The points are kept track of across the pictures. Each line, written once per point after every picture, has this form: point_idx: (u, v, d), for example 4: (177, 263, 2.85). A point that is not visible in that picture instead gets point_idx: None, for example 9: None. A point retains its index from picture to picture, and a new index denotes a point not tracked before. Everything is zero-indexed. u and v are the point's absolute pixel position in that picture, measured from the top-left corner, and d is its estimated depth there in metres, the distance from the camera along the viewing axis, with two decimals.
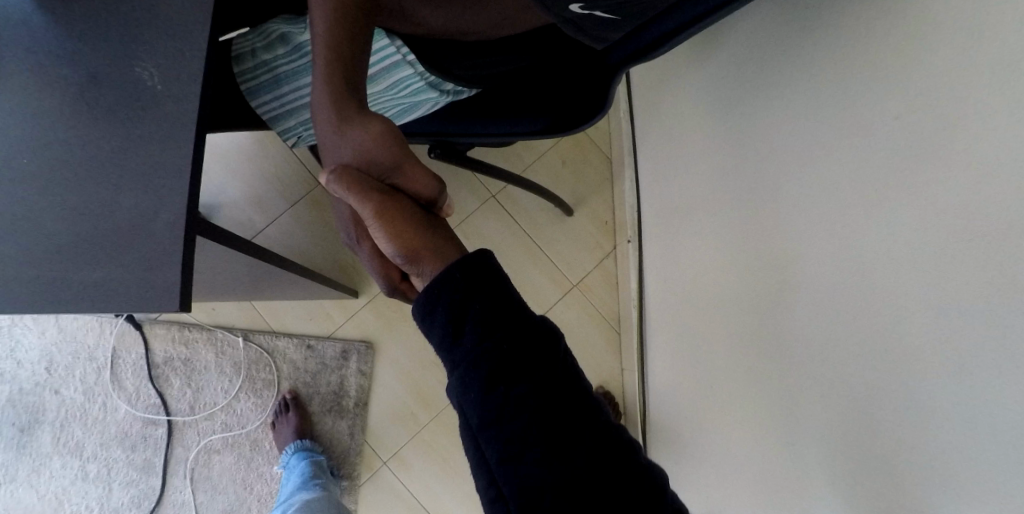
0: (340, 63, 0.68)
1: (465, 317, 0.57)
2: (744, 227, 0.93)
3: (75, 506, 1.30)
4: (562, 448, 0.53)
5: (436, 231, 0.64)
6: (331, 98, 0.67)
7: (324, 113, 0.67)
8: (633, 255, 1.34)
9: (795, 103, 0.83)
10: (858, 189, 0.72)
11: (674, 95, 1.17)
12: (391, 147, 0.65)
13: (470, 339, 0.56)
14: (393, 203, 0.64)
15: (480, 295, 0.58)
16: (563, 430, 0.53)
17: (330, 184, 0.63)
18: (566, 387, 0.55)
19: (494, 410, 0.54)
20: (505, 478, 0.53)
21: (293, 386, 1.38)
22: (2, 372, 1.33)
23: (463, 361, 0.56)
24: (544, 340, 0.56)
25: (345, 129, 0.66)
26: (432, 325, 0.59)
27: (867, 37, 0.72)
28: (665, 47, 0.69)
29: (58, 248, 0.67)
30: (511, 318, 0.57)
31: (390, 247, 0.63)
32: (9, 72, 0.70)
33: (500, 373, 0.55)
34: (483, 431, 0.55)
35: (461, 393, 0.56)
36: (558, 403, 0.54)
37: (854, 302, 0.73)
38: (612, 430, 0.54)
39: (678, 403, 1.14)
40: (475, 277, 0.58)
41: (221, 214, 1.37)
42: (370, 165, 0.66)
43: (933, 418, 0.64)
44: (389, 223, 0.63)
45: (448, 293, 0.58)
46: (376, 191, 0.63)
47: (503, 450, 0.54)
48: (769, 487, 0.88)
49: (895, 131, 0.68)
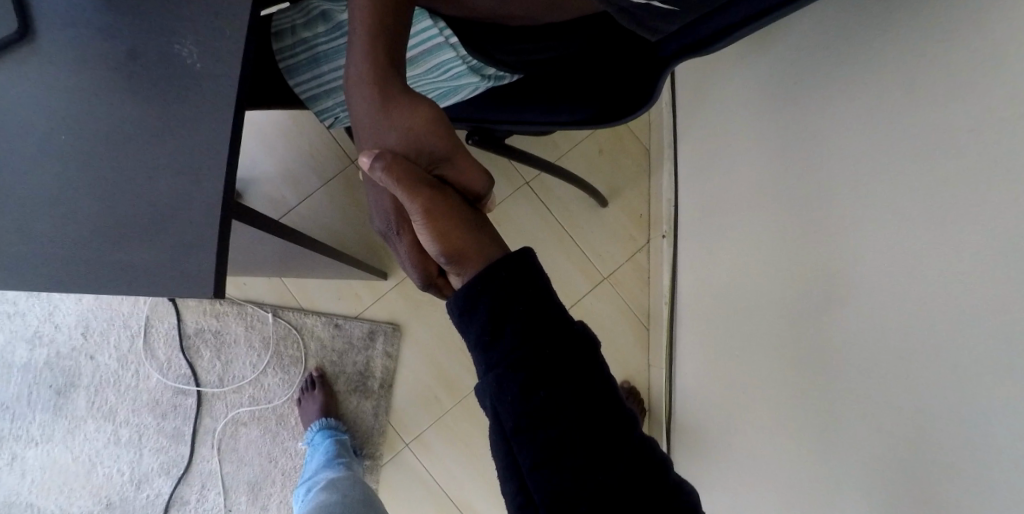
0: (381, 50, 0.66)
1: (504, 317, 0.56)
2: (786, 229, 0.90)
3: (107, 468, 1.33)
4: (596, 459, 0.52)
5: (478, 224, 0.64)
6: (373, 86, 0.66)
7: (366, 104, 0.66)
8: (668, 250, 1.32)
9: (848, 103, 0.79)
10: (912, 196, 0.69)
11: (720, 88, 1.13)
12: (436, 135, 0.64)
13: (509, 343, 0.55)
14: (439, 195, 0.63)
15: (521, 296, 0.56)
16: (599, 442, 0.52)
17: (376, 173, 0.62)
18: (602, 397, 0.54)
19: (529, 414, 0.54)
20: (536, 485, 0.53)
21: (319, 364, 1.39)
22: (41, 335, 1.36)
23: (499, 364, 0.55)
24: (582, 347, 0.56)
25: (392, 115, 0.65)
26: (469, 322, 0.58)
27: (933, 37, 0.68)
28: (714, 47, 0.67)
29: (93, 225, 0.67)
30: (551, 324, 0.56)
31: (435, 248, 0.63)
32: (49, 44, 0.69)
33: (537, 378, 0.54)
34: (516, 434, 0.54)
35: (497, 395, 0.55)
36: (593, 413, 0.53)
37: (896, 315, 0.70)
38: (645, 444, 0.54)
39: (706, 403, 1.12)
40: (516, 279, 0.57)
41: (256, 190, 1.38)
42: (415, 156, 0.65)
43: (975, 442, 0.61)
44: (438, 217, 0.62)
45: (487, 293, 0.57)
46: (422, 182, 0.62)
47: (536, 455, 0.53)
48: (797, 499, 0.85)
49: (955, 137, 0.64)
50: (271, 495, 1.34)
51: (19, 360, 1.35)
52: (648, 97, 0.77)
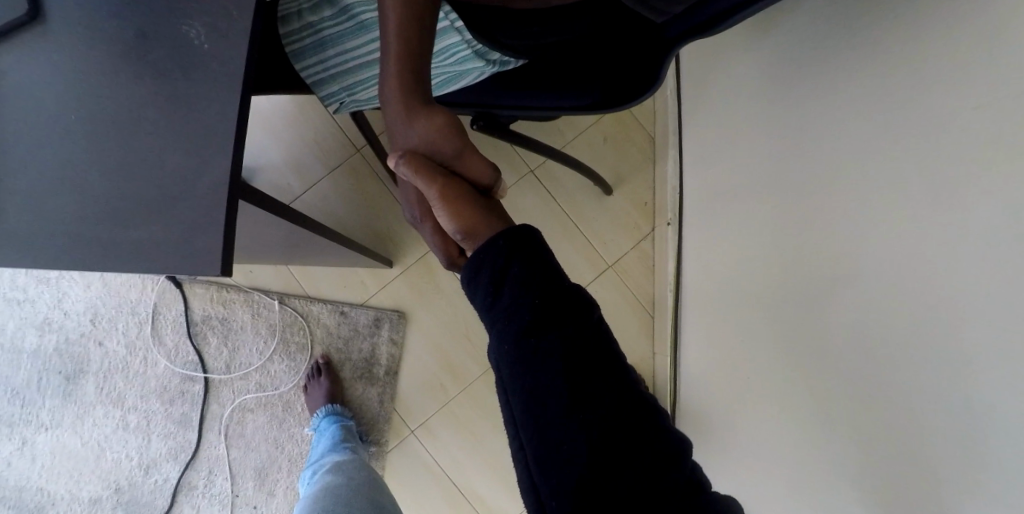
0: (408, 50, 0.66)
1: (503, 272, 0.57)
2: (791, 217, 0.90)
3: (115, 454, 1.34)
4: (590, 408, 0.53)
5: (491, 212, 0.64)
6: (400, 83, 0.66)
7: (392, 99, 0.67)
8: (672, 239, 1.32)
9: (853, 86, 0.79)
10: (917, 182, 0.69)
11: (725, 76, 1.13)
12: (450, 136, 0.65)
13: (508, 294, 0.56)
14: (458, 188, 0.64)
15: (521, 251, 0.57)
16: (593, 392, 0.53)
17: (399, 168, 0.63)
18: (596, 350, 0.55)
19: (525, 362, 0.55)
20: (530, 432, 0.54)
21: (326, 351, 1.40)
22: (49, 321, 1.37)
23: (499, 315, 0.56)
24: (578, 302, 0.56)
25: (407, 110, 0.66)
26: (471, 278, 0.59)
27: (938, 20, 0.67)
28: (725, 25, 0.66)
29: (102, 206, 0.67)
30: (551, 278, 0.56)
31: (451, 226, 0.63)
32: (58, 26, 0.70)
33: (533, 330, 0.55)
34: (511, 383, 0.55)
35: (494, 345, 0.56)
36: (586, 364, 0.54)
37: (901, 302, 0.70)
38: (637, 397, 0.54)
39: (711, 391, 1.12)
40: (518, 235, 0.58)
41: (262, 178, 1.39)
42: (432, 152, 0.66)
43: (976, 427, 0.61)
44: (451, 206, 0.63)
45: (489, 250, 0.58)
46: (442, 177, 0.63)
47: (529, 402, 0.54)
48: (802, 485, 0.85)
49: (961, 120, 0.64)
50: (277, 481, 1.35)
51: (29, 345, 1.37)
52: (651, 84, 0.77)
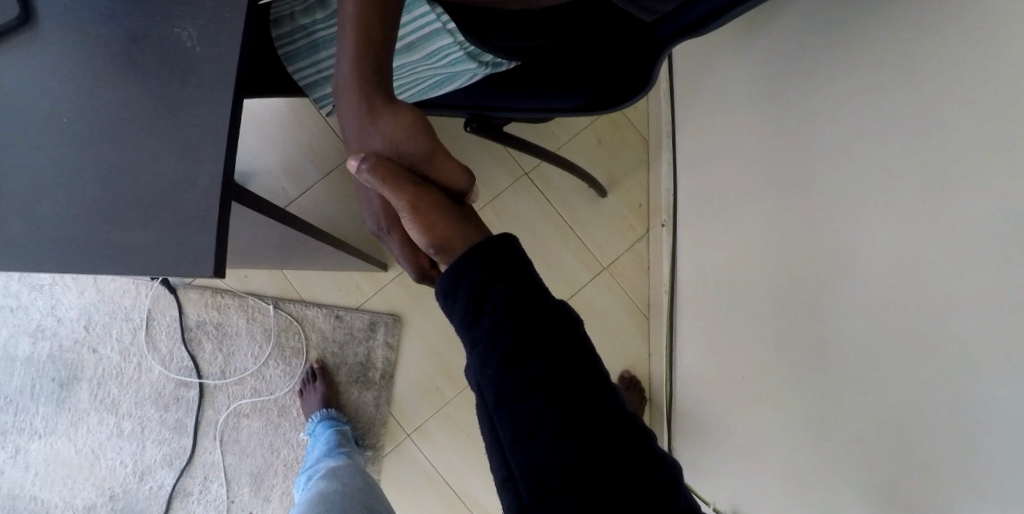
0: (368, 54, 0.66)
1: (486, 295, 0.57)
2: (786, 217, 0.90)
3: (110, 461, 1.33)
4: (578, 432, 0.53)
5: (463, 217, 0.65)
6: (359, 86, 0.65)
7: (351, 103, 0.65)
8: (667, 240, 1.32)
9: (846, 85, 0.79)
10: (911, 180, 0.69)
11: (718, 76, 1.13)
12: (419, 138, 0.64)
13: (490, 318, 0.56)
14: (426, 196, 0.64)
15: (503, 273, 0.57)
16: (581, 417, 0.53)
17: (362, 173, 0.62)
18: (584, 372, 0.55)
19: (511, 388, 0.55)
20: (519, 459, 0.54)
21: (320, 355, 1.40)
22: (42, 328, 1.37)
23: (481, 339, 0.56)
24: (563, 322, 0.56)
25: (373, 114, 0.65)
26: (452, 301, 0.58)
27: (929, 18, 0.68)
28: (718, 22, 0.66)
29: (94, 209, 0.67)
30: (532, 300, 0.56)
31: (423, 239, 0.64)
32: (50, 30, 0.70)
33: (518, 354, 0.55)
34: (498, 409, 0.55)
35: (479, 370, 0.56)
36: (574, 386, 0.54)
37: (896, 300, 0.70)
38: (626, 418, 0.55)
39: (707, 392, 1.12)
40: (498, 256, 0.58)
41: (256, 182, 1.38)
42: (400, 155, 0.65)
43: (971, 424, 0.61)
44: (425, 214, 0.63)
45: (469, 271, 0.58)
46: (410, 184, 0.63)
47: (517, 428, 0.54)
48: (799, 485, 0.85)
49: (954, 118, 0.64)
50: (273, 486, 1.34)
51: (23, 352, 1.36)
52: (644, 85, 0.77)
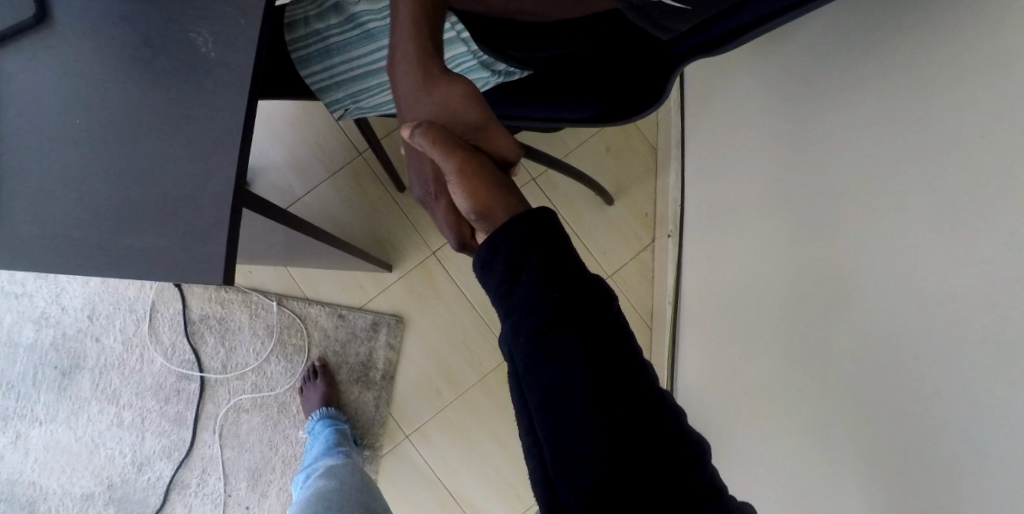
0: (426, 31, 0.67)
1: (523, 268, 0.57)
2: (794, 236, 0.90)
3: (109, 451, 1.34)
4: (604, 402, 0.54)
5: (503, 187, 0.64)
6: (418, 62, 0.67)
7: (408, 74, 0.67)
8: (673, 250, 1.32)
9: (857, 108, 0.79)
10: (922, 209, 0.68)
11: (731, 90, 1.13)
12: (471, 109, 0.65)
13: (525, 287, 0.56)
14: (474, 161, 0.64)
15: (540, 245, 0.57)
16: (608, 388, 0.54)
17: (415, 138, 0.63)
18: (613, 344, 0.55)
19: (543, 356, 0.55)
20: (544, 427, 0.55)
21: (322, 353, 1.40)
22: (47, 316, 1.37)
23: (515, 308, 0.56)
24: (597, 293, 0.56)
25: (431, 86, 0.66)
26: (486, 270, 0.58)
27: (943, 49, 0.67)
28: (734, 43, 0.68)
29: (103, 213, 0.68)
30: (567, 271, 0.56)
31: (465, 202, 0.63)
32: (63, 30, 0.70)
33: (550, 322, 0.55)
34: (527, 377, 0.56)
35: (512, 339, 0.56)
36: (603, 357, 0.55)
37: (900, 330, 0.70)
38: (653, 393, 0.55)
39: (707, 405, 1.12)
40: (535, 227, 0.57)
41: (264, 179, 1.39)
42: (452, 124, 0.66)
43: (970, 454, 0.61)
44: (468, 178, 0.63)
45: (507, 244, 0.57)
46: (461, 150, 0.64)
47: (544, 396, 0.55)
48: (795, 505, 0.85)
49: (964, 150, 0.64)
50: (271, 482, 1.35)
51: (25, 340, 1.37)
52: (654, 99, 0.76)
